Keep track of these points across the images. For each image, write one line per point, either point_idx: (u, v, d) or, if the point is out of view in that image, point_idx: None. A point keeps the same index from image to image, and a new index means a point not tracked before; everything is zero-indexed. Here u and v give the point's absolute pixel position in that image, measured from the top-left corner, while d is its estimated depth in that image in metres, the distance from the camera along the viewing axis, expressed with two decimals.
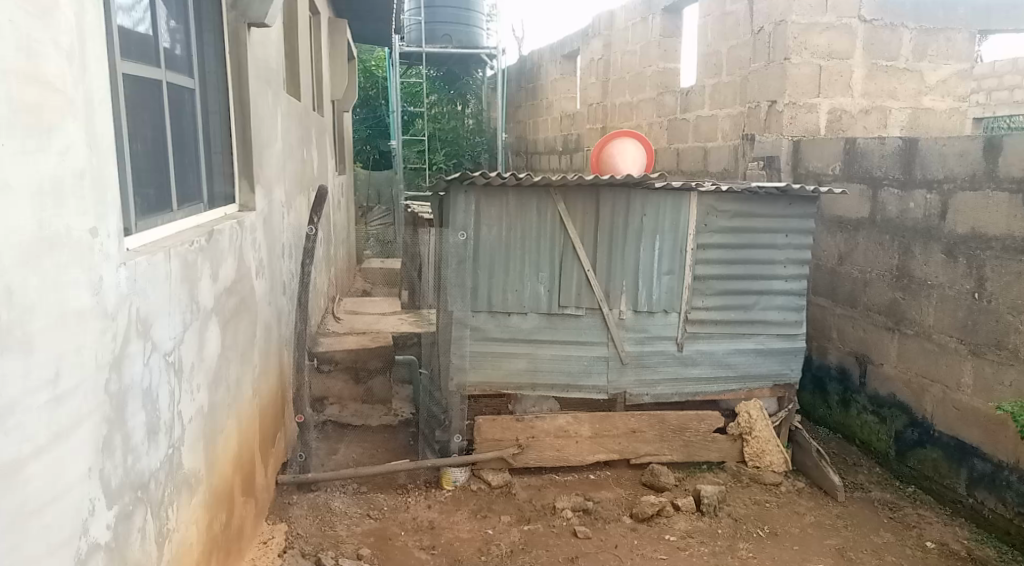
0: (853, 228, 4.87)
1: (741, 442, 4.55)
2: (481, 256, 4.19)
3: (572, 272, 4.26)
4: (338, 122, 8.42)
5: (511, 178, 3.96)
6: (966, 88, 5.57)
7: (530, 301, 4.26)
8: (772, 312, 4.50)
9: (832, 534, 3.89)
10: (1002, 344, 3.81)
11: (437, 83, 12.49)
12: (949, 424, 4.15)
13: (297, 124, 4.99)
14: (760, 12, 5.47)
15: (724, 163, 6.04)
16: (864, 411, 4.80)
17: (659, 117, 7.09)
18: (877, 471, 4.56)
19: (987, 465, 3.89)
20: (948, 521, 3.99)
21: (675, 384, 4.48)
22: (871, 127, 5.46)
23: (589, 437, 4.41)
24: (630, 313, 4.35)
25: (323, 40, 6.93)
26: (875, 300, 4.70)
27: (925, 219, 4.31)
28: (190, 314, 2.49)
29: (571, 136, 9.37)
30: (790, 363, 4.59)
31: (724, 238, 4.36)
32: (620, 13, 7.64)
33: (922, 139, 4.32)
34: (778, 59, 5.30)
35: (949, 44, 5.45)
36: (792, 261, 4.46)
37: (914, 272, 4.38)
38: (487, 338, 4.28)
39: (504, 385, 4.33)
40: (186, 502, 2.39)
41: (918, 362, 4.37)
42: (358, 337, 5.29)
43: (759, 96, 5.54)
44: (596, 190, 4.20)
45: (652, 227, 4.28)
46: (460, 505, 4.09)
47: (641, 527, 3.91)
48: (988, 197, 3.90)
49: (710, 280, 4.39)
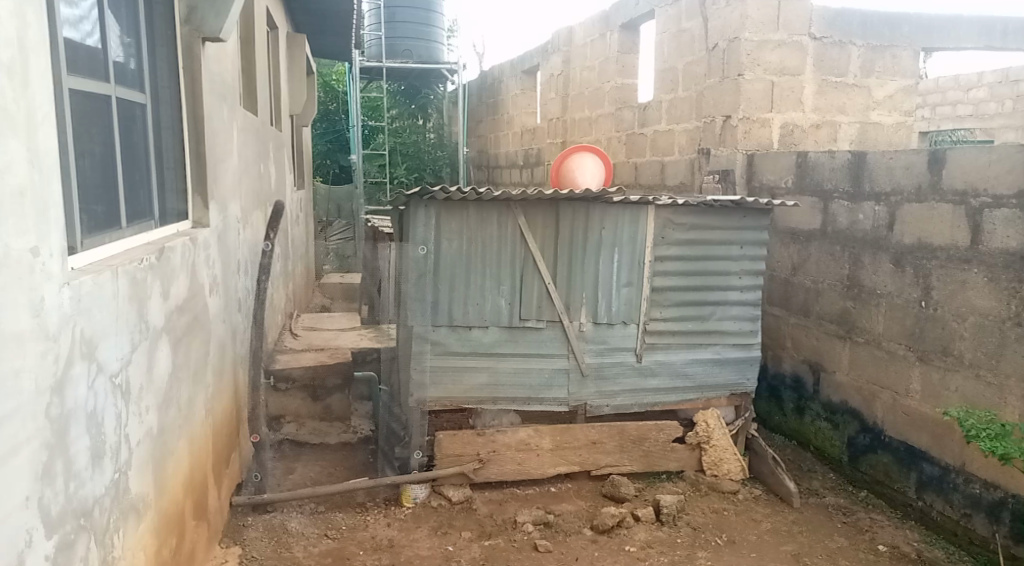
0: (805, 239, 5.00)
1: (699, 451, 4.60)
2: (441, 270, 4.18)
3: (532, 286, 4.27)
4: (297, 137, 8.34)
5: (471, 192, 3.97)
6: (911, 103, 5.77)
7: (491, 315, 4.26)
8: (727, 322, 4.58)
9: (788, 540, 3.95)
10: (948, 351, 3.93)
11: (399, 97, 12.24)
12: (899, 429, 4.26)
13: (253, 137, 4.92)
14: (715, 29, 5.60)
15: (682, 177, 6.14)
16: (818, 418, 4.90)
17: (618, 132, 7.18)
18: (831, 477, 4.65)
19: (935, 469, 4.00)
20: (899, 525, 4.08)
21: (635, 394, 4.51)
22: (822, 141, 5.61)
23: (550, 449, 4.40)
24: (590, 324, 4.38)
25: (281, 55, 6.87)
26: (827, 309, 4.82)
27: (873, 229, 4.44)
28: (139, 334, 2.44)
29: (532, 150, 9.44)
30: (746, 372, 4.67)
31: (681, 251, 4.43)
32: (579, 29, 7.74)
33: (870, 153, 4.44)
34: (732, 75, 5.42)
35: (895, 61, 5.64)
36: (746, 273, 4.55)
37: (864, 281, 4.51)
38: (448, 352, 4.25)
39: (464, 400, 4.30)
40: (133, 528, 2.33)
41: (869, 369, 4.48)
42: (315, 353, 5.23)
43: (714, 111, 5.65)
44: (555, 204, 4.24)
45: (611, 239, 4.33)
46: (420, 522, 4.05)
47: (601, 539, 3.91)
48: (932, 209, 4.02)
49: (669, 291, 4.45)
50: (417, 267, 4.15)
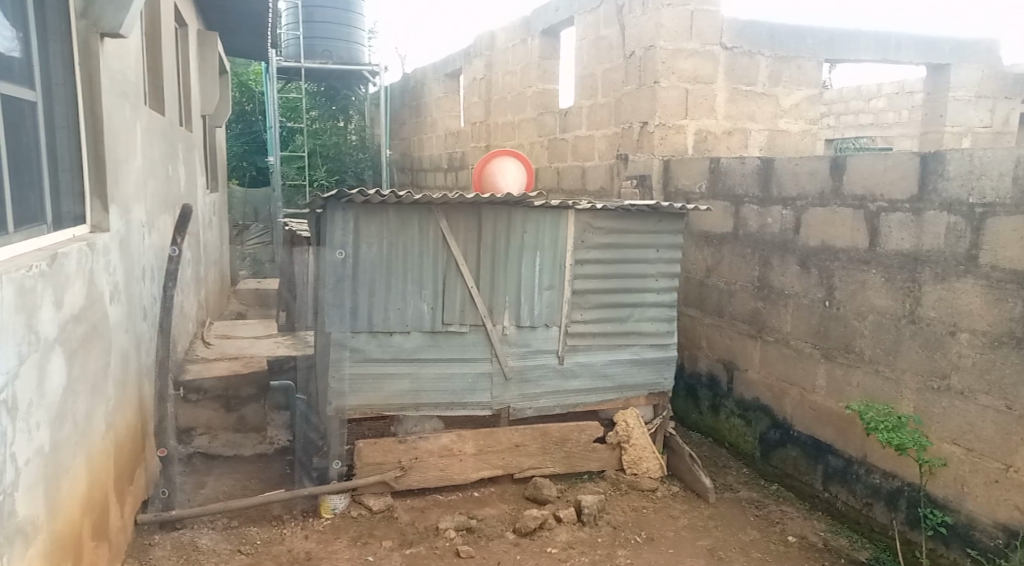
0: (718, 242, 5.17)
1: (619, 450, 4.69)
2: (361, 275, 4.11)
3: (455, 290, 4.25)
4: (210, 138, 8.05)
5: (391, 196, 3.92)
6: (815, 112, 6.05)
7: (413, 320, 4.22)
8: (646, 323, 4.68)
9: (703, 535, 4.07)
10: (850, 348, 4.13)
11: (318, 99, 12.10)
12: (806, 424, 4.45)
13: (160, 138, 4.72)
14: (631, 37, 5.73)
15: (602, 181, 6.25)
16: (732, 414, 5.08)
17: (540, 136, 7.26)
18: (745, 471, 4.83)
19: (839, 461, 4.20)
20: (807, 515, 4.27)
21: (557, 396, 4.54)
22: (734, 148, 5.82)
23: (473, 454, 4.38)
24: (513, 328, 4.39)
25: (191, 54, 6.61)
26: (739, 310, 5.00)
27: (781, 233, 4.63)
28: (27, 346, 2.29)
29: (455, 154, 9.42)
30: (664, 372, 4.78)
31: (602, 254, 4.50)
32: (501, 34, 7.78)
33: (777, 160, 4.63)
34: (648, 82, 5.56)
35: (800, 71, 5.91)
36: (664, 275, 4.67)
37: (773, 282, 4.69)
38: (369, 358, 4.17)
39: (385, 407, 4.23)
40: (20, 553, 2.19)
41: (778, 367, 4.67)
42: (229, 363, 5.05)
43: (632, 118, 5.77)
44: (477, 208, 4.23)
45: (533, 243, 4.36)
46: (339, 533, 3.96)
47: (523, 541, 3.93)
48: (834, 213, 4.22)
49: (590, 294, 4.51)
50: (336, 272, 4.06)
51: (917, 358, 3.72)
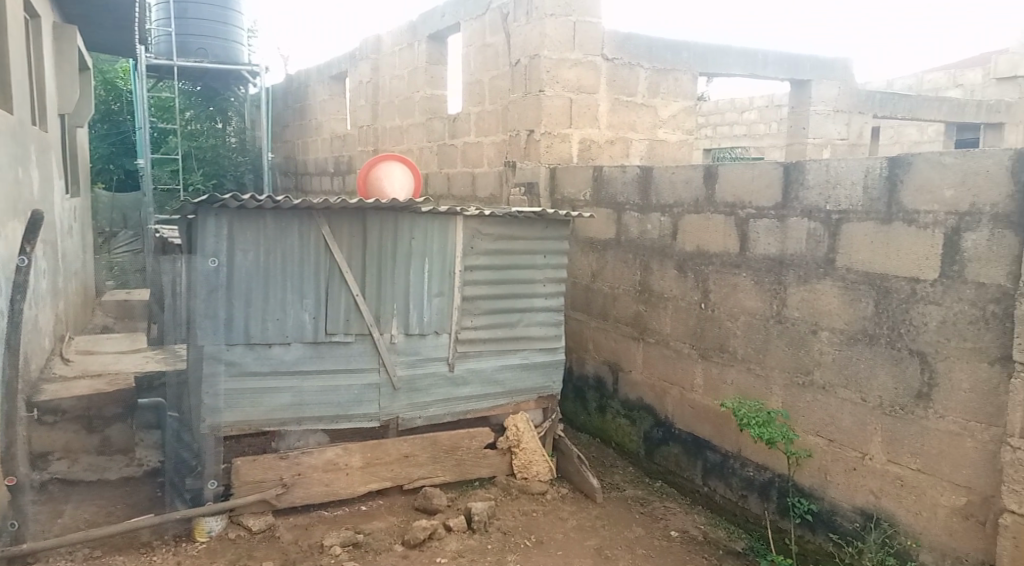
0: (602, 248, 5.31)
1: (509, 455, 4.71)
2: (237, 284, 3.93)
3: (339, 298, 4.14)
4: (70, 138, 7.47)
5: (268, 201, 3.78)
6: (691, 123, 6.34)
7: (295, 330, 4.07)
8: (535, 328, 4.72)
9: (591, 535, 4.15)
10: (724, 347, 4.34)
11: (194, 99, 11.37)
12: (686, 422, 4.64)
13: (7, 138, 4.32)
14: (516, 45, 5.81)
15: (491, 188, 6.28)
16: (618, 415, 5.23)
17: (428, 142, 7.21)
18: (630, 470, 4.97)
19: (717, 456, 4.40)
20: (688, 510, 4.45)
21: (447, 404, 4.50)
22: (616, 156, 6.00)
23: (360, 467, 4.27)
24: (401, 336, 4.31)
25: (46, 48, 6.11)
26: (623, 313, 5.15)
27: (660, 238, 4.81)
28: None
29: (342, 158, 9.21)
30: (552, 376, 4.83)
31: (490, 260, 4.51)
32: (386, 38, 7.68)
33: (655, 169, 4.81)
34: (534, 90, 5.65)
35: (677, 83, 6.16)
36: (551, 280, 4.73)
37: (654, 286, 4.87)
38: (247, 372, 3.98)
39: (265, 422, 4.05)
40: None
41: (660, 367, 4.84)
42: (92, 380, 4.69)
43: (519, 125, 5.84)
44: (361, 214, 4.15)
45: (420, 249, 4.31)
46: (216, 557, 3.75)
47: (412, 553, 3.87)
48: (707, 220, 4.43)
49: (478, 300, 4.51)
50: (208, 281, 3.87)
51: (783, 356, 3.96)
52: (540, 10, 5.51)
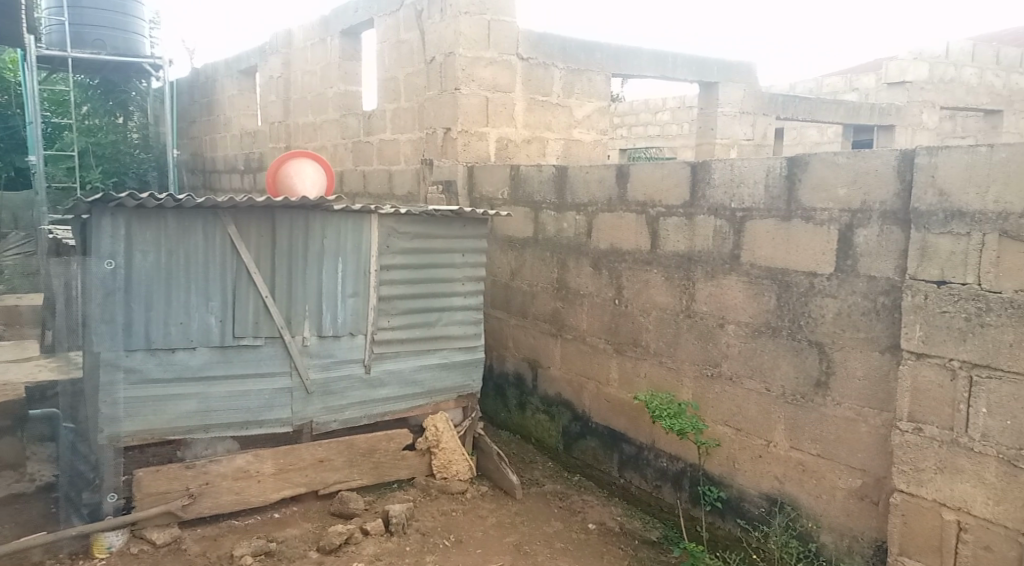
0: (520, 246, 5.34)
1: (428, 455, 4.67)
2: (135, 287, 3.74)
3: (248, 300, 4.00)
4: None
5: (169, 200, 3.62)
6: (605, 123, 6.46)
7: (200, 335, 3.90)
8: (453, 327, 4.69)
9: (510, 531, 4.17)
10: (637, 342, 4.44)
11: (91, 92, 10.67)
12: (603, 416, 4.72)
13: None
14: (431, 43, 5.77)
15: (408, 186, 6.22)
16: (537, 411, 5.28)
17: (343, 139, 7.07)
18: (550, 465, 5.03)
19: (632, 448, 4.50)
20: (605, 502, 4.54)
21: (363, 407, 4.42)
22: (533, 156, 6.05)
23: (272, 473, 4.14)
24: (314, 338, 4.20)
25: None
26: (541, 311, 5.20)
27: (576, 236, 4.87)
28: None
29: (253, 155, 8.91)
30: (471, 374, 4.81)
31: (406, 259, 4.46)
32: (298, 32, 7.48)
33: (570, 168, 4.88)
34: (449, 88, 5.62)
35: (591, 84, 6.26)
36: (469, 279, 4.72)
37: (570, 283, 4.93)
38: (148, 379, 3.80)
39: (169, 431, 3.87)
40: None
41: (577, 363, 4.91)
42: None
43: (435, 123, 5.80)
44: (270, 213, 4.03)
45: (333, 249, 4.22)
46: None
47: (328, 559, 3.78)
48: (620, 218, 4.52)
49: (395, 299, 4.45)
50: (104, 285, 3.67)
51: (693, 349, 4.09)
52: (454, 8, 5.49)
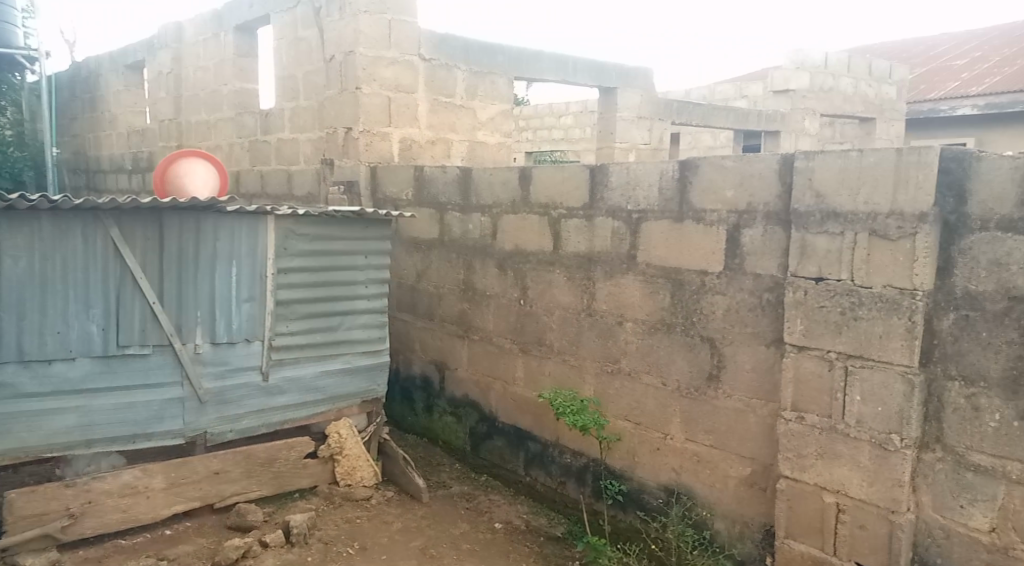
0: (425, 248, 5.31)
1: (332, 463, 4.58)
2: (4, 295, 3.50)
3: (133, 307, 3.80)
4: None
5: (41, 201, 3.41)
6: (509, 125, 6.52)
7: (80, 345, 3.68)
8: (356, 331, 4.61)
9: (416, 535, 4.14)
10: (542, 341, 4.51)
11: None
12: (509, 415, 4.77)
13: None
14: (331, 41, 5.65)
15: (308, 187, 6.06)
16: (444, 413, 5.27)
17: (239, 138, 6.83)
18: (457, 467, 5.03)
19: (537, 446, 4.57)
20: (511, 501, 4.58)
21: (262, 415, 4.28)
22: (438, 157, 6.03)
23: (163, 488, 3.95)
24: (207, 345, 4.03)
25: None
26: (447, 312, 5.19)
27: (480, 238, 4.89)
28: None
29: (142, 154, 8.46)
30: (376, 378, 4.74)
31: (306, 262, 4.35)
32: (189, 26, 7.17)
33: (474, 169, 4.89)
34: (350, 88, 5.53)
35: (494, 87, 6.30)
36: (372, 281, 4.65)
37: (476, 284, 4.95)
38: (20, 394, 3.56)
39: (45, 449, 3.63)
40: None
41: (483, 364, 4.93)
42: None
43: (336, 123, 5.69)
44: (157, 215, 3.85)
45: (227, 252, 4.06)
46: None
47: None
48: (523, 219, 4.57)
49: (294, 304, 4.33)
50: None
51: (595, 348, 4.19)
52: (354, 7, 5.41)
